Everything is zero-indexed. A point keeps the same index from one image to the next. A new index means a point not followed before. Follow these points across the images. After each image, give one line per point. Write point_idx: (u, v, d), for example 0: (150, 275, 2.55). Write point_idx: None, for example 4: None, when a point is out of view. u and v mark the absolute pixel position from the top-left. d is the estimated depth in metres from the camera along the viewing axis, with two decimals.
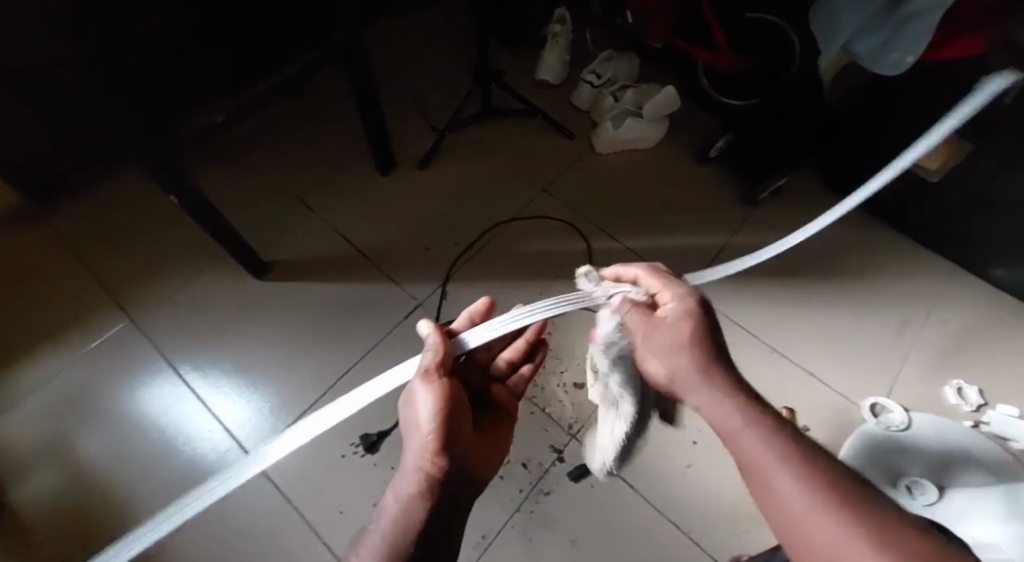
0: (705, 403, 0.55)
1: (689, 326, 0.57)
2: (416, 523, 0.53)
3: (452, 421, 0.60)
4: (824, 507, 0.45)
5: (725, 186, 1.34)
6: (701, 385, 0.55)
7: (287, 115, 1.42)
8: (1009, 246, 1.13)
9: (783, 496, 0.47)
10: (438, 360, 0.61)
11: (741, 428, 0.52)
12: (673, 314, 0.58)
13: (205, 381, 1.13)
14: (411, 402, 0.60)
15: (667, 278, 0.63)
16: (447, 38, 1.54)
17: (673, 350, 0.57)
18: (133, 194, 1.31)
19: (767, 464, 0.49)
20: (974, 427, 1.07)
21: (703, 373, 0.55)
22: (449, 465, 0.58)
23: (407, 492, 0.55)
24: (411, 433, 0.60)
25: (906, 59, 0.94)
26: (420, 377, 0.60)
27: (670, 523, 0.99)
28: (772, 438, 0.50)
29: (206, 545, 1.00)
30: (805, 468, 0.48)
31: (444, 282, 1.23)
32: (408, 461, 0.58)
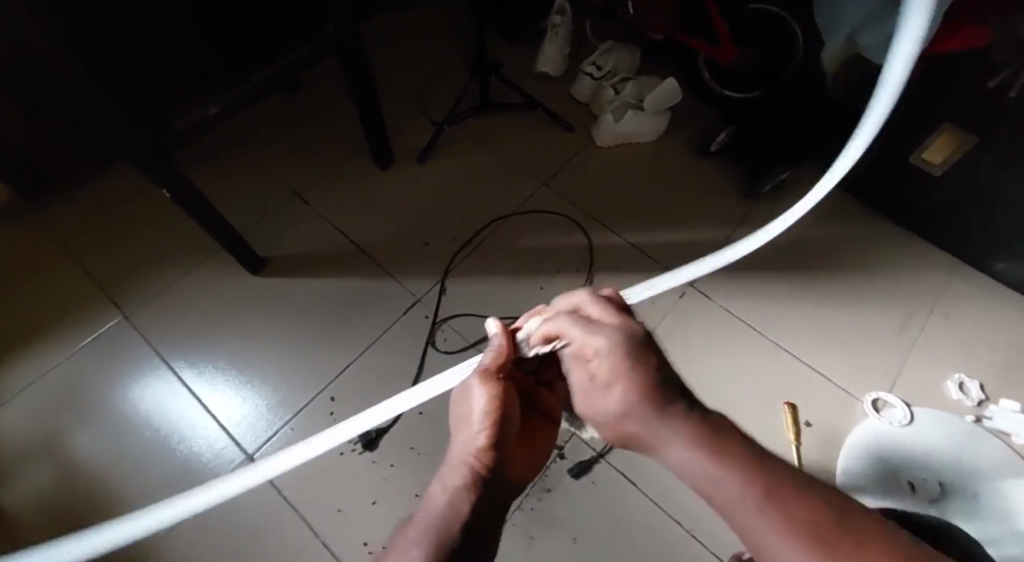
0: (672, 461, 0.51)
1: (620, 390, 0.53)
2: (463, 515, 0.50)
3: (504, 421, 0.59)
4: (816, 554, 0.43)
5: (726, 179, 1.32)
6: (663, 442, 0.52)
7: (283, 108, 1.40)
8: (1011, 240, 1.12)
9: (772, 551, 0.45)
10: (499, 362, 0.61)
11: (710, 489, 0.49)
12: (600, 366, 0.55)
13: (201, 378, 1.12)
14: (466, 399, 0.60)
15: (585, 321, 0.57)
16: (445, 29, 1.52)
17: (616, 417, 0.54)
18: (126, 189, 1.30)
19: (749, 522, 0.46)
20: (976, 422, 1.06)
21: (657, 429, 0.52)
22: (495, 466, 0.57)
23: (453, 485, 0.53)
24: (461, 431, 0.59)
25: (909, 51, 0.95)
26: (479, 375, 0.60)
27: (671, 520, 0.99)
28: (744, 486, 0.47)
29: (203, 543, 0.99)
30: (789, 523, 0.44)
31: (443, 277, 1.22)
32: (455, 457, 0.57)
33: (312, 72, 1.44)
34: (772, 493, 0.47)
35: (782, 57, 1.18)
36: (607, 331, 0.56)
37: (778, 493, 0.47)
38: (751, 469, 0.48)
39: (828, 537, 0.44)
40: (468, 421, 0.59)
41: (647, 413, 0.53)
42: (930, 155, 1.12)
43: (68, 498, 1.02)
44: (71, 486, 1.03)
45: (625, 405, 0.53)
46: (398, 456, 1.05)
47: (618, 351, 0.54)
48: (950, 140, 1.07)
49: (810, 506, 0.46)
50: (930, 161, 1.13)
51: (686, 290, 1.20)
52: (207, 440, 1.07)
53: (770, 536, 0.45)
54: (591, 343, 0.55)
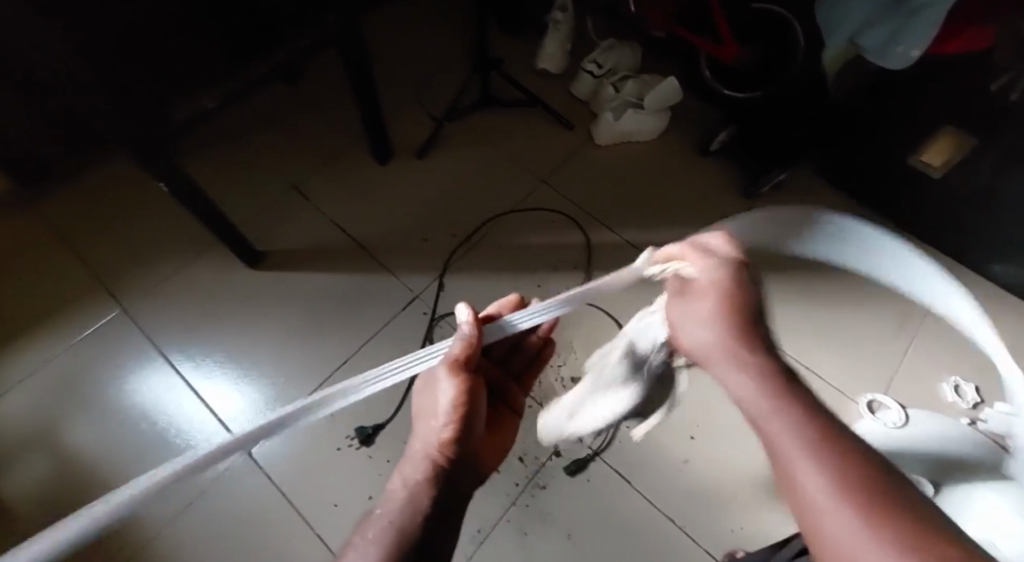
0: (738, 385, 0.50)
1: (713, 303, 0.55)
2: (424, 511, 0.52)
3: (468, 416, 0.60)
4: (843, 502, 0.38)
5: (726, 179, 1.33)
6: (741, 364, 0.51)
7: (282, 101, 1.40)
8: (1011, 243, 1.12)
9: (801, 490, 0.41)
10: (469, 352, 0.61)
11: (766, 412, 0.46)
12: (706, 277, 0.58)
13: (197, 369, 1.12)
14: (432, 389, 0.61)
15: (703, 249, 0.61)
16: (446, 24, 1.52)
17: (706, 336, 0.55)
18: (125, 179, 1.29)
19: (785, 449, 0.43)
20: (970, 424, 1.05)
21: (743, 352, 0.52)
22: (458, 459, 0.58)
23: (413, 479, 0.55)
24: (426, 422, 0.61)
25: (913, 53, 0.93)
26: (448, 366, 0.60)
27: (665, 518, 0.99)
28: (793, 421, 0.44)
29: (197, 536, 0.99)
30: (834, 459, 0.40)
31: (441, 273, 1.22)
32: (417, 449, 0.58)
33: (312, 65, 1.44)
34: (818, 433, 0.42)
35: (784, 57, 1.17)
36: (718, 262, 0.59)
37: (828, 434, 0.42)
38: (800, 411, 0.45)
39: (848, 476, 0.39)
40: (434, 411, 0.61)
41: (736, 347, 0.52)
42: (930, 156, 1.12)
43: (62, 490, 1.02)
44: (65, 477, 1.03)
45: (720, 327, 0.54)
46: (394, 451, 1.05)
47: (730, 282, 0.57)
48: (950, 142, 1.07)
49: (853, 462, 0.40)
50: (930, 163, 1.13)
51: None
52: (203, 434, 1.07)
53: (801, 464, 0.41)
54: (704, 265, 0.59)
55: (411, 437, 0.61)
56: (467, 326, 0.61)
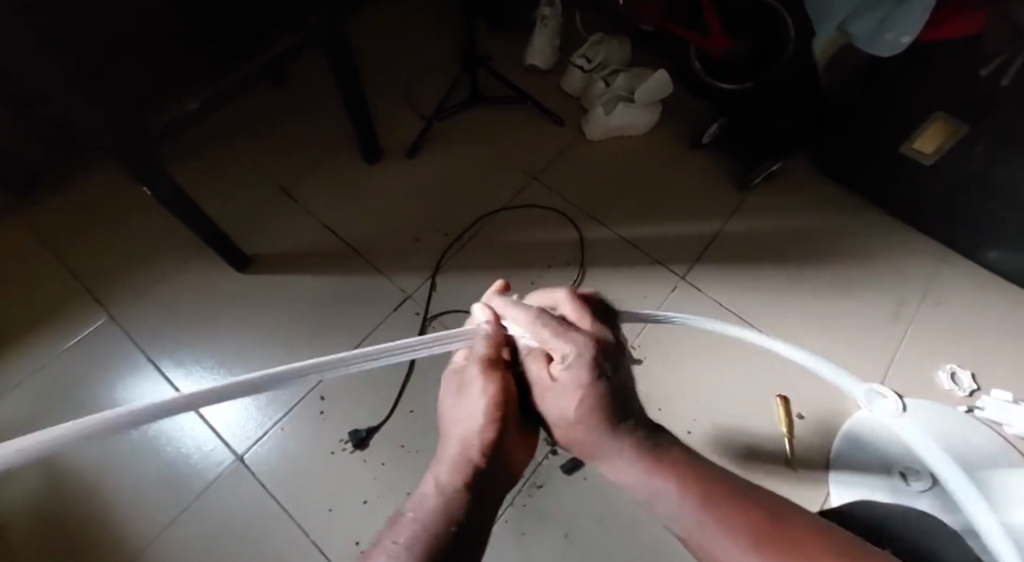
0: (615, 474, 0.51)
1: (579, 401, 0.50)
2: (461, 515, 0.47)
3: (508, 414, 0.54)
4: (755, 552, 0.46)
5: (719, 172, 1.31)
6: (610, 450, 0.51)
7: (269, 102, 1.39)
8: (1005, 230, 1.12)
9: (721, 554, 0.47)
10: (496, 349, 0.58)
11: (661, 499, 0.49)
12: (568, 379, 0.51)
13: (188, 376, 1.11)
14: (461, 391, 0.56)
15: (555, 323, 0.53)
16: (433, 22, 1.51)
17: (567, 423, 0.52)
18: (111, 186, 1.28)
19: (694, 524, 0.48)
20: (967, 412, 1.06)
21: (605, 438, 0.50)
22: (498, 460, 0.52)
23: (451, 483, 0.49)
24: (459, 424, 0.54)
25: (902, 40, 0.93)
26: (480, 364, 0.56)
27: (663, 513, 0.98)
28: (689, 500, 0.48)
29: (191, 543, 0.98)
30: (740, 529, 0.47)
31: (433, 273, 1.21)
32: (450, 452, 0.52)
33: (298, 66, 1.42)
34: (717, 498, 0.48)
35: (774, 46, 1.17)
36: (565, 347, 0.52)
37: (718, 493, 0.49)
38: (686, 475, 0.50)
39: (751, 529, 0.47)
40: (467, 408, 0.54)
41: (601, 431, 0.50)
42: (922, 144, 1.11)
43: (55, 500, 1.01)
44: (58, 487, 1.02)
45: (580, 415, 0.51)
46: (389, 454, 1.04)
47: (581, 371, 0.50)
48: (942, 129, 1.07)
49: (747, 512, 0.48)
50: (922, 150, 1.12)
51: (678, 284, 1.20)
52: (196, 441, 1.06)
53: (714, 535, 0.47)
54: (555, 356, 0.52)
55: (442, 444, 0.54)
56: (488, 325, 0.59)
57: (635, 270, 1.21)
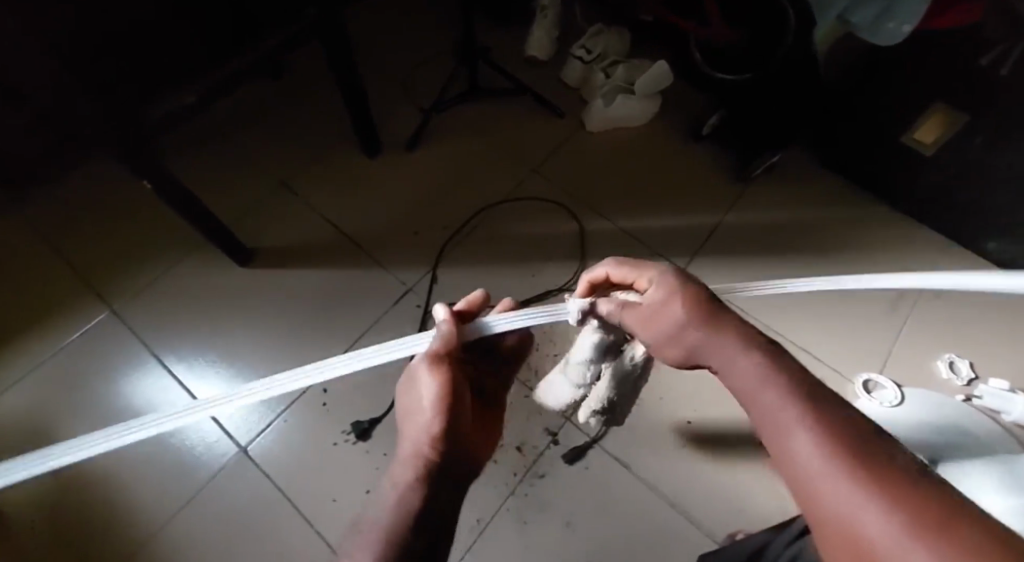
0: (724, 369, 0.46)
1: (677, 306, 0.48)
2: (415, 508, 0.49)
3: (456, 409, 0.57)
4: (836, 465, 0.36)
5: (717, 163, 1.32)
6: (719, 346, 0.46)
7: (266, 95, 1.38)
8: (1005, 219, 1.12)
9: (797, 458, 0.38)
10: (449, 346, 0.58)
11: (754, 386, 0.43)
12: (658, 297, 0.50)
13: (191, 369, 1.12)
14: (413, 385, 0.58)
15: (639, 265, 0.55)
16: (431, 14, 1.50)
17: (671, 336, 0.49)
18: (110, 181, 1.28)
19: (778, 420, 0.40)
20: (965, 400, 1.07)
21: (714, 337, 0.46)
22: (449, 451, 0.55)
23: (405, 478, 0.52)
24: (413, 422, 0.57)
25: (903, 29, 0.94)
26: (429, 360, 0.57)
27: (665, 503, 0.99)
28: (787, 392, 0.41)
29: (195, 535, 0.99)
30: (825, 424, 0.38)
31: (434, 266, 1.21)
32: (407, 447, 0.55)
33: (296, 58, 1.42)
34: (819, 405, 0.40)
35: (772, 39, 1.15)
36: (657, 274, 0.52)
37: (822, 400, 0.40)
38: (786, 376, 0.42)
39: (846, 443, 0.37)
40: (420, 408, 0.56)
41: (709, 330, 0.47)
42: (921, 134, 1.12)
43: (58, 494, 1.02)
44: (61, 481, 1.03)
45: (685, 319, 0.48)
46: (392, 445, 1.05)
47: (674, 283, 0.50)
48: (942, 120, 1.07)
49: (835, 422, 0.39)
50: (921, 141, 1.13)
51: None
52: (199, 434, 1.06)
53: (797, 433, 0.39)
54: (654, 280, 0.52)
55: (400, 438, 0.57)
56: (443, 324, 0.59)
57: (636, 262, 1.21)
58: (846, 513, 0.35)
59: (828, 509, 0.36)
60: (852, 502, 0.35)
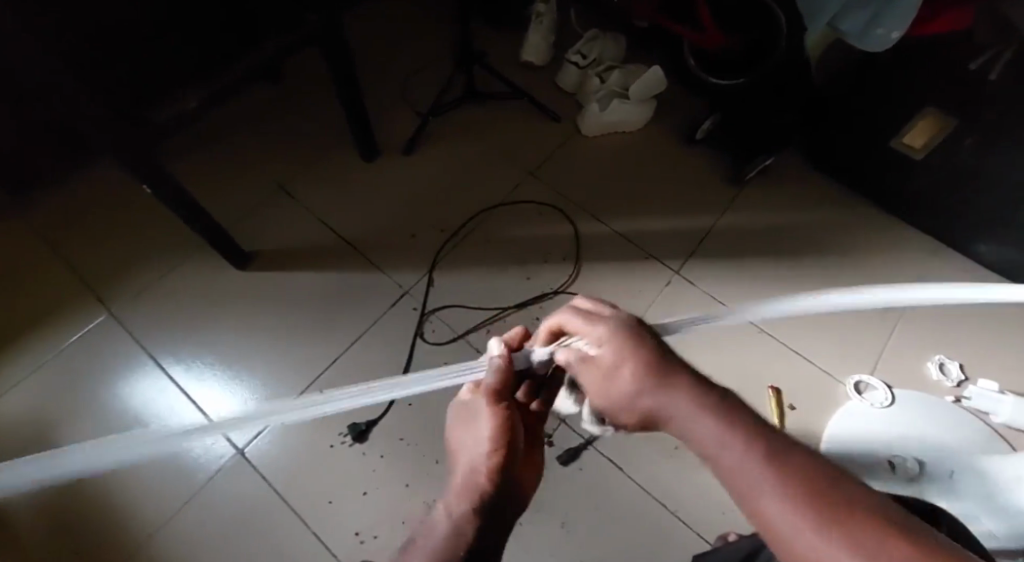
0: (689, 433, 0.44)
1: (630, 370, 0.47)
2: (467, 541, 0.51)
3: (512, 447, 0.58)
4: (812, 528, 0.37)
5: (712, 167, 1.33)
6: (677, 411, 0.45)
7: (265, 99, 1.39)
8: (993, 223, 1.13)
9: (769, 521, 0.39)
10: (504, 383, 0.58)
11: (716, 451, 0.42)
12: (608, 359, 0.48)
13: (188, 372, 1.13)
14: (472, 423, 0.59)
15: (589, 316, 0.52)
16: (428, 18, 1.51)
17: (627, 400, 0.47)
18: (109, 185, 1.29)
19: (749, 481, 0.40)
20: (954, 402, 1.08)
21: (673, 401, 0.45)
22: (504, 488, 0.56)
23: (459, 511, 0.54)
24: (468, 450, 0.59)
25: (893, 35, 0.95)
26: (486, 398, 0.58)
27: (658, 503, 1.01)
28: (752, 455, 0.41)
29: (193, 536, 1.00)
30: (798, 493, 0.38)
31: (430, 269, 1.22)
32: (461, 480, 0.57)
33: (294, 62, 1.43)
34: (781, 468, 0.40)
35: (768, 42, 1.18)
36: (600, 329, 0.50)
37: (784, 459, 0.41)
38: (753, 439, 0.42)
39: (817, 505, 0.38)
40: (475, 439, 0.58)
41: (661, 394, 0.45)
42: (911, 139, 1.13)
43: (57, 495, 1.03)
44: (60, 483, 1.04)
45: (638, 386, 0.46)
46: (388, 446, 1.06)
47: (623, 342, 0.48)
48: (932, 124, 1.08)
49: (806, 487, 0.39)
50: (912, 145, 1.14)
51: (673, 278, 1.21)
52: None
53: (767, 499, 0.39)
54: (594, 337, 0.50)
55: (456, 470, 0.59)
56: (496, 359, 0.58)
57: (631, 265, 1.22)
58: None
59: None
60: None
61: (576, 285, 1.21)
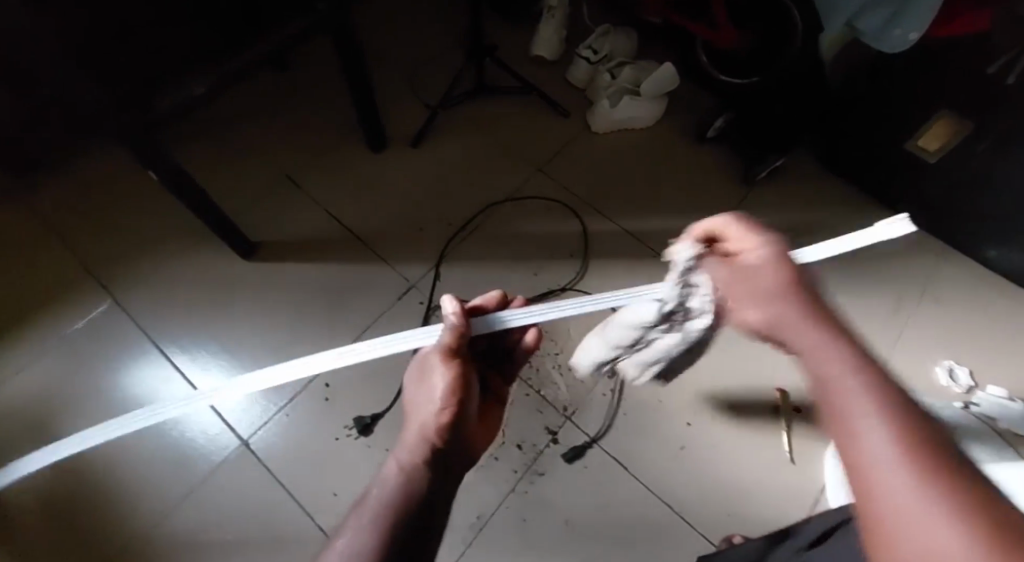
0: (804, 347, 0.43)
1: (771, 275, 0.47)
2: (418, 492, 0.52)
3: (463, 404, 0.59)
4: (912, 468, 0.33)
5: (723, 166, 1.32)
6: (799, 326, 0.44)
7: (273, 88, 1.38)
8: (1007, 230, 1.12)
9: (863, 451, 0.36)
10: (458, 343, 0.59)
11: (830, 371, 0.40)
12: (760, 260, 0.49)
13: (192, 361, 1.12)
14: (424, 379, 0.60)
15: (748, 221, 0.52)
16: (439, 10, 1.50)
17: (761, 299, 0.47)
18: (115, 170, 1.28)
19: (855, 409, 0.37)
20: (963, 407, 1.07)
21: (801, 319, 0.44)
22: (451, 442, 0.57)
23: (409, 460, 0.54)
24: (419, 408, 0.59)
25: (911, 35, 0.94)
26: (441, 353, 0.59)
27: (662, 502, 1.00)
28: (869, 385, 0.38)
29: (194, 525, 1.00)
30: (914, 433, 0.35)
31: (437, 263, 1.21)
32: (409, 435, 0.57)
33: (303, 53, 1.42)
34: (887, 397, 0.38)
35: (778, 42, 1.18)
36: (764, 240, 0.50)
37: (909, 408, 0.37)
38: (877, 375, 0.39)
39: (910, 439, 0.35)
40: (428, 398, 0.58)
41: (791, 306, 0.45)
42: (926, 141, 1.12)
43: (60, 481, 1.03)
44: (62, 470, 1.03)
45: (778, 287, 0.46)
46: (392, 440, 1.05)
47: (776, 254, 0.48)
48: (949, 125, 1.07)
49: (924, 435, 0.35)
50: (925, 148, 1.13)
51: None
52: (201, 425, 1.07)
53: (864, 419, 0.36)
54: (755, 244, 0.50)
55: (404, 426, 0.59)
56: (453, 318, 0.59)
57: (640, 264, 1.22)
58: (906, 518, 0.32)
59: (880, 495, 0.34)
60: (921, 513, 0.32)
61: (583, 282, 1.20)
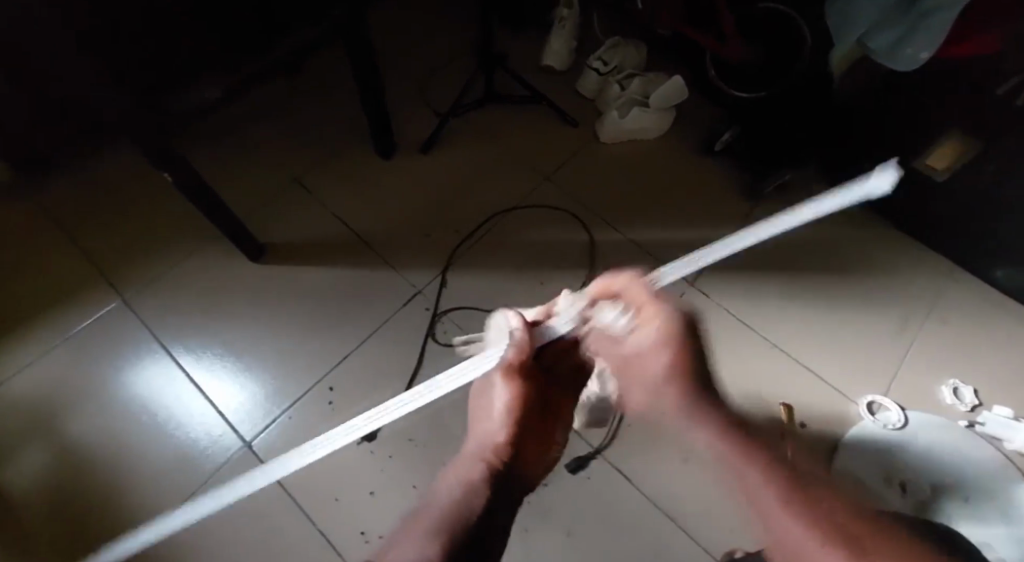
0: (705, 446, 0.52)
1: (667, 362, 0.51)
2: (478, 507, 0.56)
3: (521, 420, 0.65)
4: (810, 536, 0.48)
5: (729, 179, 1.33)
6: (694, 430, 0.52)
7: (284, 92, 1.39)
8: (1015, 250, 1.12)
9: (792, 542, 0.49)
10: (521, 359, 0.62)
11: (744, 484, 0.51)
12: (649, 345, 0.51)
13: (197, 361, 1.12)
14: (490, 392, 0.66)
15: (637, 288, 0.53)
16: (451, 19, 1.51)
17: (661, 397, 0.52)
18: (125, 169, 1.29)
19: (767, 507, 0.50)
20: (968, 427, 1.07)
21: (694, 418, 0.51)
22: (509, 461, 0.63)
23: (470, 476, 0.60)
24: (485, 425, 0.66)
25: (922, 55, 0.93)
26: (503, 371, 0.63)
27: (665, 515, 1.00)
28: (770, 492, 0.50)
29: (195, 527, 1.00)
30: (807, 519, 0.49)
31: (444, 269, 1.22)
32: (475, 448, 0.64)
33: (315, 58, 1.43)
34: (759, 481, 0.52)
35: (787, 58, 1.19)
36: (659, 321, 0.52)
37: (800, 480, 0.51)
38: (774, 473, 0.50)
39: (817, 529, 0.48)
40: (490, 414, 0.66)
41: (694, 412, 0.51)
42: (934, 160, 1.12)
43: (65, 479, 1.03)
44: (67, 468, 1.04)
45: (687, 404, 0.51)
46: (395, 446, 1.05)
47: (674, 332, 0.51)
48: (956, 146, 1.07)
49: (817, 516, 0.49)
50: (934, 166, 1.13)
51: (686, 289, 1.20)
52: (205, 427, 1.07)
53: (785, 523, 0.49)
54: (654, 327, 0.51)
55: (470, 441, 0.67)
56: (518, 333, 0.61)
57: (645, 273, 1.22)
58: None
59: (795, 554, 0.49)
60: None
61: None
